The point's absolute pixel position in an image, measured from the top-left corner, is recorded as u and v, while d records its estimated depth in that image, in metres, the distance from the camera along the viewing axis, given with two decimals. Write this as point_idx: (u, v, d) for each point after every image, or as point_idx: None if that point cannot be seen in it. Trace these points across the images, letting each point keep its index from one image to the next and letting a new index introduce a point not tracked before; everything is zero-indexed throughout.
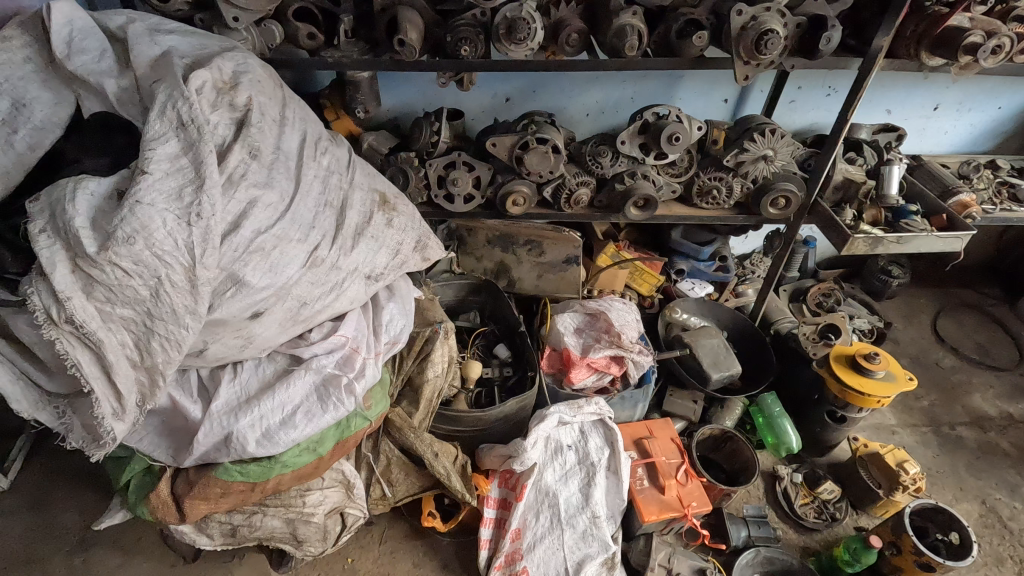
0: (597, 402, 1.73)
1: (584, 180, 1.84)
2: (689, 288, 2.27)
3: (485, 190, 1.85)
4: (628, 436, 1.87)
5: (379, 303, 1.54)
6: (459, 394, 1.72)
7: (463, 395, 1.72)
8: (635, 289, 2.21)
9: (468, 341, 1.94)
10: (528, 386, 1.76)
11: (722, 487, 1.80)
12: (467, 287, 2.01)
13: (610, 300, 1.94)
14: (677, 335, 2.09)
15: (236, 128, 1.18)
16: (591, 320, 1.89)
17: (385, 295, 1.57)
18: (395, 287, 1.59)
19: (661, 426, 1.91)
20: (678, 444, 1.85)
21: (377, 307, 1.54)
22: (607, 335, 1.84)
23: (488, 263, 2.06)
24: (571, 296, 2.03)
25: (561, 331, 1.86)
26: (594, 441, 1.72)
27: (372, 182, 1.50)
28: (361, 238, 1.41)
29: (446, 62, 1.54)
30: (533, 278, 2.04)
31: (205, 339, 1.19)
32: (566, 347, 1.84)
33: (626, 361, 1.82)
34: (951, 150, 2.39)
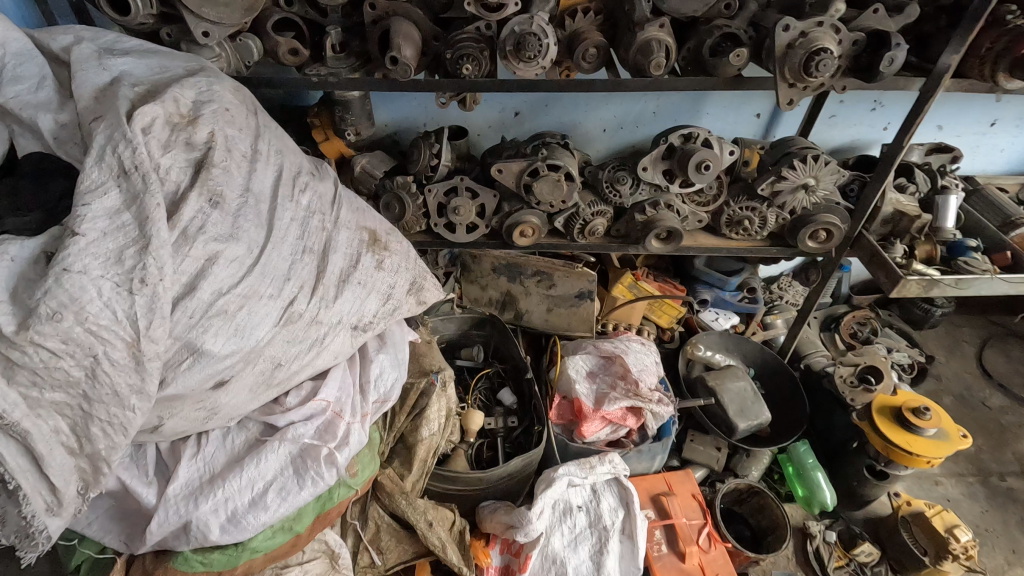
0: (612, 461, 1.55)
1: (601, 209, 1.65)
2: (712, 318, 2.07)
3: (490, 220, 1.68)
4: (644, 491, 1.72)
5: (367, 355, 1.37)
6: (459, 452, 1.55)
7: (464, 452, 1.56)
8: (654, 321, 2.03)
9: (471, 385, 1.75)
10: (535, 441, 1.58)
11: (748, 554, 1.62)
12: (468, 321, 1.85)
13: (627, 339, 1.76)
14: (699, 377, 1.90)
15: (194, 170, 1.00)
16: (606, 363, 1.71)
17: (375, 345, 1.40)
18: (388, 336, 1.43)
19: (682, 480, 1.75)
20: (699, 501, 1.69)
21: (365, 360, 1.37)
22: (621, 384, 1.65)
23: (494, 292, 1.90)
24: (585, 335, 1.84)
25: (572, 378, 1.67)
26: (606, 501, 1.57)
27: (361, 219, 1.33)
28: (346, 284, 1.25)
29: (446, 82, 1.35)
30: (542, 312, 1.87)
31: (160, 415, 1.03)
32: (577, 397, 1.64)
33: (643, 412, 1.64)
34: (1006, 169, 2.16)
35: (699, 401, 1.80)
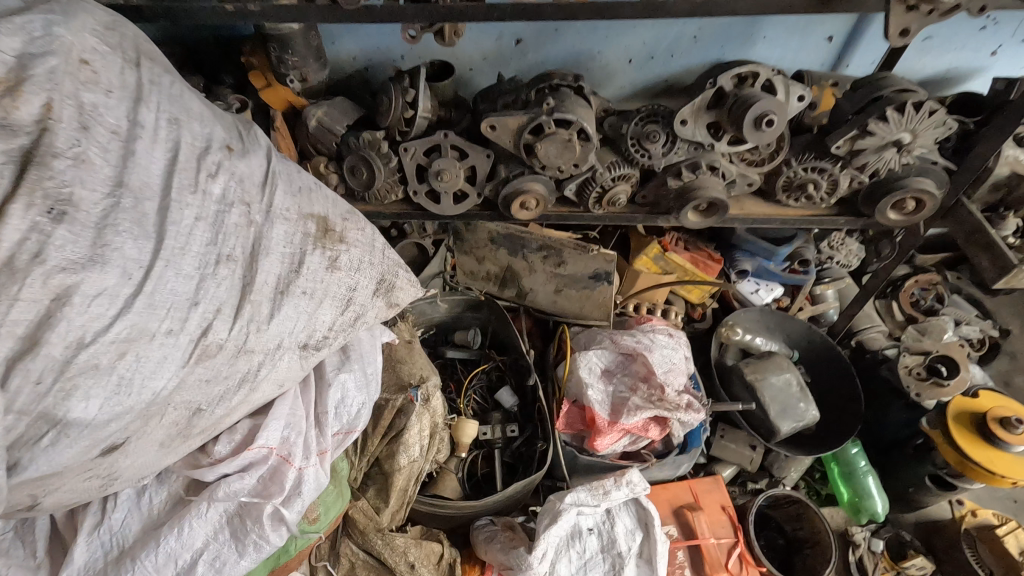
0: (629, 483, 1.30)
1: (624, 173, 1.29)
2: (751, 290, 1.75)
3: (482, 187, 1.34)
4: (666, 504, 1.49)
5: (324, 372, 1.09)
6: (448, 473, 1.32)
7: (455, 473, 1.34)
8: (683, 295, 1.72)
9: (465, 382, 1.49)
10: (540, 460, 1.33)
11: None
12: (458, 302, 1.57)
13: (651, 329, 1.46)
14: (734, 368, 1.61)
15: (19, 168, 0.68)
16: (625, 362, 1.42)
17: (335, 362, 1.12)
18: (352, 348, 1.14)
19: (710, 488, 1.52)
20: (730, 515, 1.47)
21: (322, 383, 1.10)
22: (643, 387, 1.37)
23: (492, 266, 1.59)
24: (602, 325, 1.54)
25: (585, 382, 1.37)
26: (622, 524, 1.34)
27: (304, 205, 1.01)
28: (285, 296, 0.95)
29: (412, 9, 0.97)
30: (549, 293, 1.57)
31: (33, 495, 0.77)
32: (591, 408, 1.35)
33: (669, 421, 1.37)
34: None
35: (737, 404, 1.50)
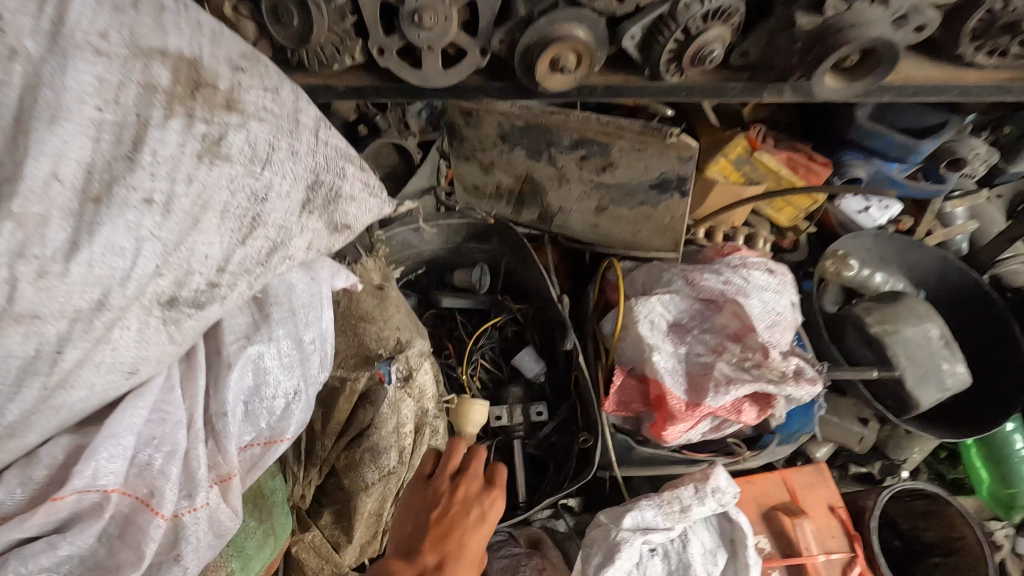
0: (716, 491, 0.88)
1: (726, 6, 0.78)
2: (858, 210, 1.29)
3: (488, 38, 0.83)
4: (754, 505, 1.07)
5: (218, 345, 0.63)
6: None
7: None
8: (769, 216, 1.25)
9: (469, 346, 1.05)
10: (588, 467, 0.91)
11: None
12: (456, 229, 1.10)
13: (743, 263, 0.98)
14: (848, 315, 1.14)
15: None
16: (706, 313, 0.96)
17: (237, 332, 0.64)
18: (273, 303, 0.67)
19: (813, 482, 1.09)
20: (842, 520, 1.06)
21: (216, 366, 0.62)
22: (734, 348, 0.93)
23: (504, 177, 1.11)
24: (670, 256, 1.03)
25: (648, 344, 0.91)
26: (698, 542, 0.94)
27: (144, 35, 0.53)
28: (101, 211, 0.48)
29: None
30: (587, 215, 1.09)
31: None
32: (659, 382, 0.90)
33: (772, 400, 0.93)
34: None
35: (868, 372, 1.03)
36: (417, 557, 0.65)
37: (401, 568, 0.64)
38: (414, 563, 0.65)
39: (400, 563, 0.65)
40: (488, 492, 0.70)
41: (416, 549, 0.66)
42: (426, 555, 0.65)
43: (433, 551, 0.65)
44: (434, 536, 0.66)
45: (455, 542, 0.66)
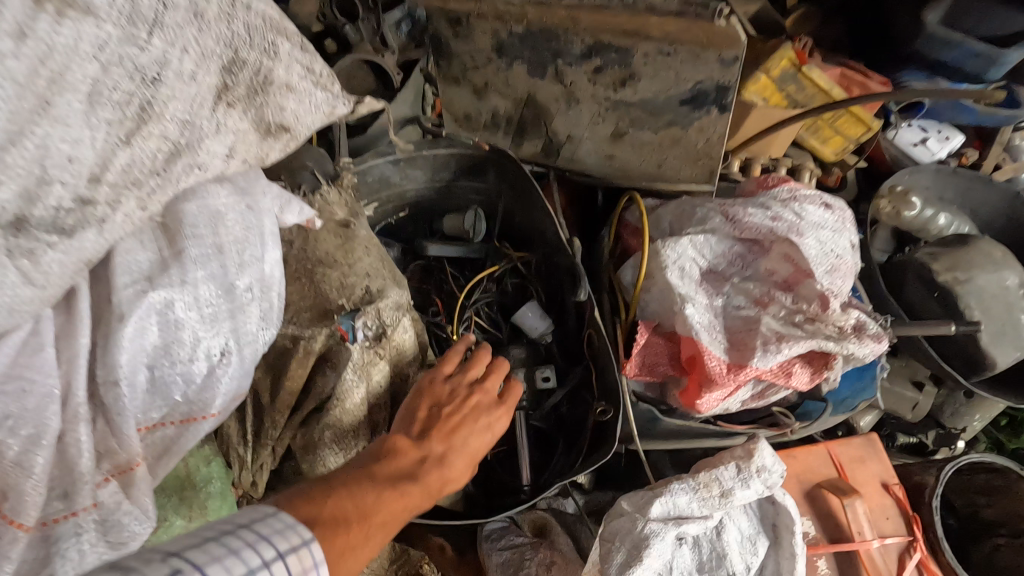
0: (761, 471, 0.72)
1: None
2: (913, 142, 1.10)
3: None
4: (794, 482, 0.91)
5: (107, 293, 0.46)
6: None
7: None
8: (813, 149, 1.07)
9: (462, 301, 0.87)
10: (609, 442, 0.74)
11: None
12: (444, 162, 0.91)
13: (793, 196, 0.80)
14: (908, 262, 0.97)
15: None
16: (748, 256, 0.79)
17: (135, 272, 0.46)
18: (187, 237, 0.49)
19: (863, 456, 0.94)
20: (899, 500, 0.91)
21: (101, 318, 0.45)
22: (783, 298, 0.76)
23: (501, 101, 0.93)
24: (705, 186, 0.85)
25: (678, 295, 0.75)
26: (737, 531, 0.78)
27: None
28: None
29: None
30: (601, 143, 0.91)
31: None
32: (694, 340, 0.74)
33: (829, 360, 0.76)
34: None
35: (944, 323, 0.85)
36: (425, 440, 0.59)
37: (405, 448, 0.58)
38: (418, 446, 0.59)
39: (403, 442, 0.59)
40: (499, 409, 0.66)
41: (423, 435, 0.60)
42: (432, 442, 0.60)
43: (440, 443, 0.60)
44: (442, 430, 0.61)
45: (462, 438, 0.61)
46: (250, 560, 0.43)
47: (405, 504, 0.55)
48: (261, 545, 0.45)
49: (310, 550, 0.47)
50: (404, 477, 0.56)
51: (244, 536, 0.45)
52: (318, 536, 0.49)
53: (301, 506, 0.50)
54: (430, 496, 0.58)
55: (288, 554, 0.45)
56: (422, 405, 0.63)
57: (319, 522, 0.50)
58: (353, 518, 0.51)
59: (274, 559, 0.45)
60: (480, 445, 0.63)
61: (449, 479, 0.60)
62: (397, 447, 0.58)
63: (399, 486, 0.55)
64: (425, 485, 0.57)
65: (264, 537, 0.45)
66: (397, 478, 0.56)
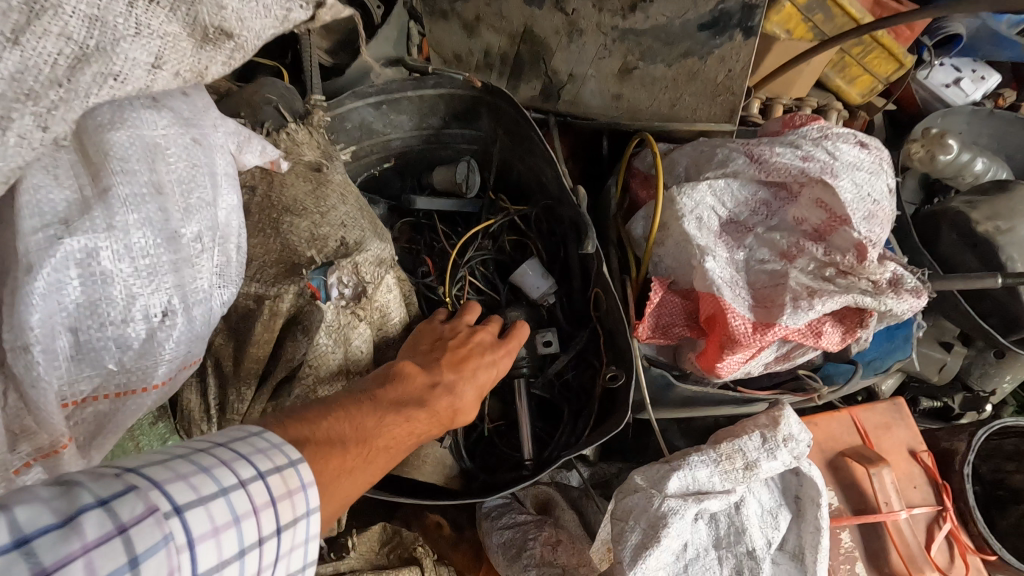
0: (788, 440, 0.65)
1: None
2: (945, 84, 1.01)
3: None
4: (815, 451, 0.85)
5: (13, 240, 0.37)
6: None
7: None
8: (840, 90, 0.97)
9: (459, 262, 0.79)
10: (621, 413, 0.66)
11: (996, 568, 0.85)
12: (431, 105, 0.82)
13: (824, 134, 0.71)
14: (941, 211, 0.89)
15: None
16: (774, 202, 0.71)
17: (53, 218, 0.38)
18: (114, 173, 0.40)
19: (889, 420, 0.87)
20: (929, 466, 0.85)
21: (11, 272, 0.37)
22: (814, 250, 0.67)
23: (493, 37, 0.84)
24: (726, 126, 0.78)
25: (697, 248, 0.67)
26: (757, 504, 0.72)
27: None
28: None
29: None
30: (607, 81, 0.81)
31: None
32: (715, 298, 0.65)
33: (864, 316, 0.68)
34: None
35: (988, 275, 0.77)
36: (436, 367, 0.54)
37: (413, 373, 0.53)
38: (427, 372, 0.54)
39: (410, 367, 0.53)
40: (501, 351, 0.60)
41: (430, 364, 0.55)
42: (441, 370, 0.55)
43: (450, 372, 0.55)
44: (450, 360, 0.56)
45: (472, 370, 0.56)
46: (223, 479, 0.37)
47: (411, 430, 0.50)
48: (237, 463, 0.38)
49: (297, 470, 0.40)
50: (410, 402, 0.50)
51: (217, 454, 0.38)
52: (310, 457, 0.42)
53: (293, 424, 0.44)
54: (437, 424, 0.52)
55: (270, 474, 0.39)
56: (423, 342, 0.58)
57: (313, 441, 0.43)
58: (352, 439, 0.45)
59: (253, 478, 0.38)
60: (488, 381, 0.58)
61: (459, 410, 0.54)
62: (403, 372, 0.52)
63: (405, 411, 0.49)
64: (433, 413, 0.52)
65: (241, 455, 0.39)
66: (401, 404, 0.50)
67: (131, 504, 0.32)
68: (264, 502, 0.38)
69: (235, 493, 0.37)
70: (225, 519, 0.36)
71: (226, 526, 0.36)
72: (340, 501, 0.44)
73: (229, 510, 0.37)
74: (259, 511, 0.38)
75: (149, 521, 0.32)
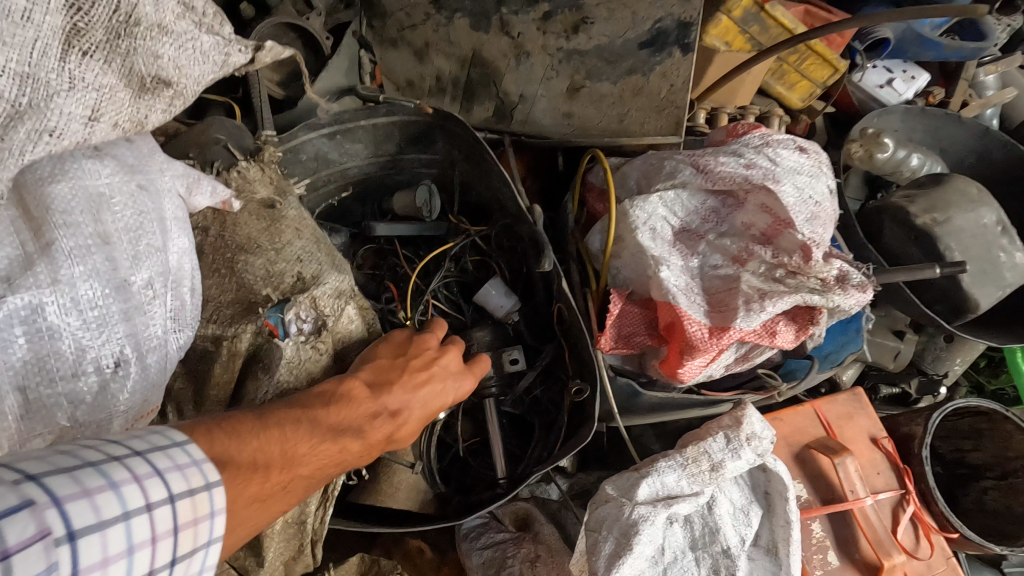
0: (752, 438, 0.67)
1: None
2: (879, 85, 1.06)
3: None
4: (782, 446, 0.87)
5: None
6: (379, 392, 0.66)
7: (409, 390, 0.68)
8: (779, 95, 1.02)
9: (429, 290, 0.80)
10: (588, 426, 0.68)
11: (959, 545, 0.88)
12: (386, 133, 0.82)
13: (765, 141, 0.74)
14: (883, 205, 0.93)
15: None
16: (723, 209, 0.73)
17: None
18: (57, 227, 0.40)
19: (850, 410, 0.90)
20: (890, 453, 0.88)
21: None
22: (763, 253, 0.70)
23: (444, 62, 0.86)
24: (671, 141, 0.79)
25: (652, 258, 0.69)
26: (727, 503, 0.73)
27: None
28: None
29: None
30: (557, 100, 0.83)
31: None
32: (671, 306, 0.68)
33: (814, 314, 0.71)
34: None
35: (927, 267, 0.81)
36: (385, 394, 0.52)
37: (361, 396, 0.51)
38: (375, 398, 0.52)
39: (359, 389, 0.51)
40: (460, 379, 0.59)
41: (383, 384, 0.53)
42: (390, 396, 0.53)
43: (398, 397, 0.54)
44: (404, 382, 0.54)
45: (424, 399, 0.55)
46: (129, 501, 0.34)
47: (341, 459, 0.49)
48: (150, 481, 0.36)
49: (210, 495, 0.39)
50: (348, 429, 0.49)
51: (129, 468, 0.36)
52: (229, 481, 0.41)
53: (218, 439, 0.42)
54: (370, 453, 0.51)
55: (181, 497, 0.37)
56: (382, 356, 0.57)
57: (234, 464, 0.42)
58: (278, 463, 0.44)
59: (161, 503, 0.36)
60: (436, 408, 0.57)
61: (397, 437, 0.54)
62: (351, 393, 0.51)
63: (340, 441, 0.48)
64: (370, 442, 0.51)
65: (158, 472, 0.37)
66: (339, 429, 0.49)
67: (22, 524, 0.29)
68: (165, 530, 0.36)
69: (138, 518, 0.34)
70: (119, 549, 0.33)
71: (118, 556, 0.33)
72: (247, 526, 0.43)
73: (126, 537, 0.34)
74: (158, 539, 0.36)
75: (36, 548, 0.29)
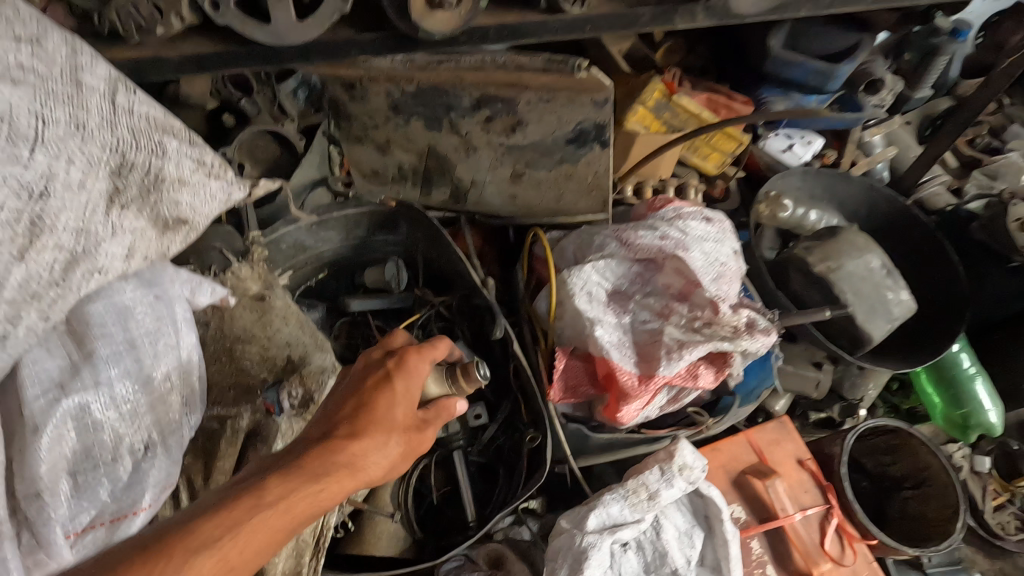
0: (684, 469, 0.78)
1: None
2: (781, 150, 1.23)
3: None
4: (722, 473, 0.99)
5: (16, 406, 0.46)
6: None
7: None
8: (698, 165, 1.18)
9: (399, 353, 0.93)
10: (541, 468, 0.80)
11: (883, 552, 1.00)
12: (356, 221, 0.95)
13: (677, 214, 0.89)
14: (788, 256, 1.09)
15: None
16: (647, 273, 0.87)
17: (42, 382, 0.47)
18: (96, 339, 0.50)
19: (777, 437, 1.03)
20: (813, 471, 1.00)
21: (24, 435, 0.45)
22: (681, 308, 0.83)
23: (404, 156, 0.98)
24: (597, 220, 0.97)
25: (588, 320, 0.81)
26: (672, 528, 0.84)
27: None
28: None
29: None
30: (503, 185, 0.97)
31: None
32: (606, 359, 0.80)
33: (729, 359, 0.83)
34: None
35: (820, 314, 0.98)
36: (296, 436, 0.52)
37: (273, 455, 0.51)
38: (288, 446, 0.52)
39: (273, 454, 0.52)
40: (392, 360, 0.57)
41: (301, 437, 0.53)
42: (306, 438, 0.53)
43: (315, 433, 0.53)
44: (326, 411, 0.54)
45: (342, 410, 0.53)
46: None
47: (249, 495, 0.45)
48: None
49: None
50: (279, 471, 0.47)
51: None
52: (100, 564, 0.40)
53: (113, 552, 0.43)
54: (296, 477, 0.47)
55: None
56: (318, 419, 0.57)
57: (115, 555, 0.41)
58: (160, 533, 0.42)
59: None
60: (375, 406, 0.53)
61: (333, 453, 0.50)
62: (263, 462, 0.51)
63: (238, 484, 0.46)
64: (284, 472, 0.47)
65: None
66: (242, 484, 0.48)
67: None
68: None
69: None
70: None
71: None
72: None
73: None
74: None
75: None
